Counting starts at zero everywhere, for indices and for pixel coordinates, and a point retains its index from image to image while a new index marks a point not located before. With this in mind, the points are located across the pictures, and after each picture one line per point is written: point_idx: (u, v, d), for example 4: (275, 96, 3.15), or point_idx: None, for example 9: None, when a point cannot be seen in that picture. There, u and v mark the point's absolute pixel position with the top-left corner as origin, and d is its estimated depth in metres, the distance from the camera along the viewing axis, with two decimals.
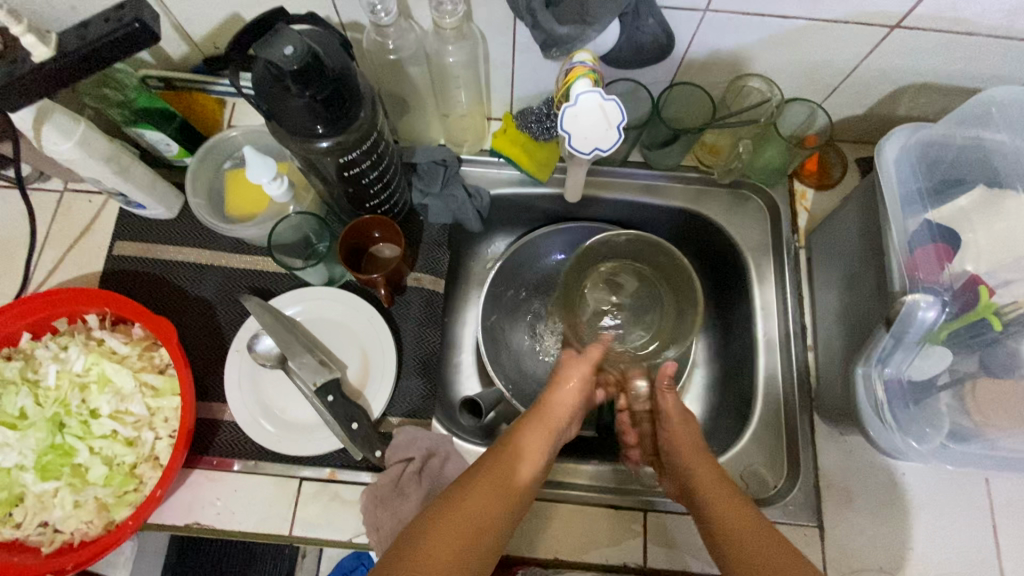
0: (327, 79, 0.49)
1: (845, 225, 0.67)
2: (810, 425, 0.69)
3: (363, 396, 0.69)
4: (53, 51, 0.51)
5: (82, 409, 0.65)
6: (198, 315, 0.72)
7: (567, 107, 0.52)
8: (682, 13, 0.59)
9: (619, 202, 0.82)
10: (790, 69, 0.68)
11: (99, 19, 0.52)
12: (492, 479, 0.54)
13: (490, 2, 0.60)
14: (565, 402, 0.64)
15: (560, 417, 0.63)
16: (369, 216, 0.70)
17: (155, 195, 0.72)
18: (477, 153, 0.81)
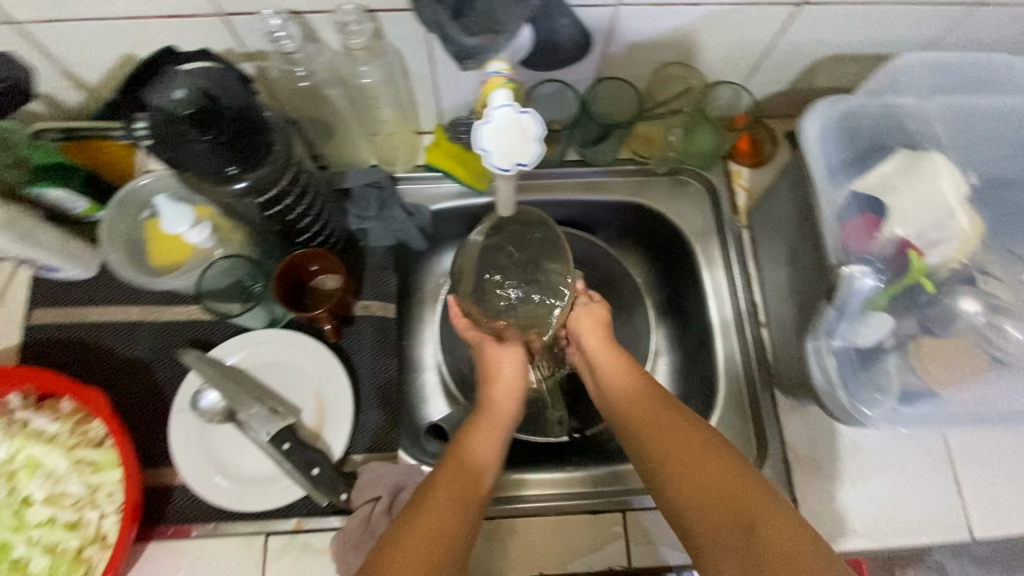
0: (229, 119, 0.47)
1: (781, 200, 0.68)
2: (772, 402, 0.70)
3: (322, 438, 0.66)
4: None
5: (12, 499, 0.62)
6: (133, 377, 0.68)
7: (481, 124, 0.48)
8: (596, 9, 0.59)
9: (563, 202, 0.81)
10: (710, 54, 0.68)
11: None
12: (444, 485, 0.52)
13: (399, 18, 0.57)
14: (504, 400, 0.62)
15: (506, 411, 0.61)
16: (305, 250, 0.67)
17: (68, 256, 0.67)
18: (412, 170, 0.78)
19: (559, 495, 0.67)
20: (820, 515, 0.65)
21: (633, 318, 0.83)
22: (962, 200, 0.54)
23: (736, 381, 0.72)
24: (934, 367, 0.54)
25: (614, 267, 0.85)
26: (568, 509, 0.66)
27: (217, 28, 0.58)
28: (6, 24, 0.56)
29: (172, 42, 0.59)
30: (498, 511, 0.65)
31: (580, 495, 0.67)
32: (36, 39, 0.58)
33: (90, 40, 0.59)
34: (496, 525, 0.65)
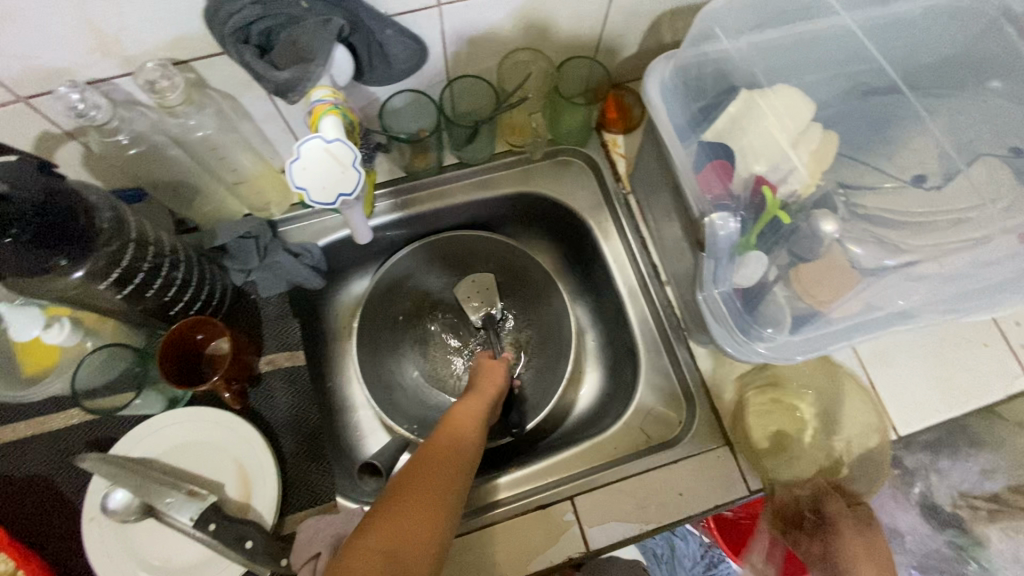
0: (28, 214, 0.42)
1: (649, 161, 0.70)
2: (691, 355, 0.71)
3: (251, 508, 0.63)
4: None
5: None
6: (33, 497, 0.63)
7: (291, 163, 0.48)
8: (417, 14, 0.57)
9: (454, 207, 0.81)
10: (553, 34, 0.68)
11: None
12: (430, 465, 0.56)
13: (216, 63, 0.55)
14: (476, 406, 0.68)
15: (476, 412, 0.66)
16: (183, 321, 0.64)
17: None
18: (290, 211, 0.75)
19: (518, 497, 0.68)
20: (756, 453, 0.67)
21: (551, 302, 0.83)
22: (803, 128, 0.55)
23: (653, 342, 0.73)
24: (817, 290, 0.53)
25: (521, 259, 0.85)
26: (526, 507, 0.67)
27: (20, 115, 0.54)
28: None
29: None
30: (472, 525, 0.65)
31: (535, 489, 0.68)
32: None
33: None
34: (460, 544, 0.64)
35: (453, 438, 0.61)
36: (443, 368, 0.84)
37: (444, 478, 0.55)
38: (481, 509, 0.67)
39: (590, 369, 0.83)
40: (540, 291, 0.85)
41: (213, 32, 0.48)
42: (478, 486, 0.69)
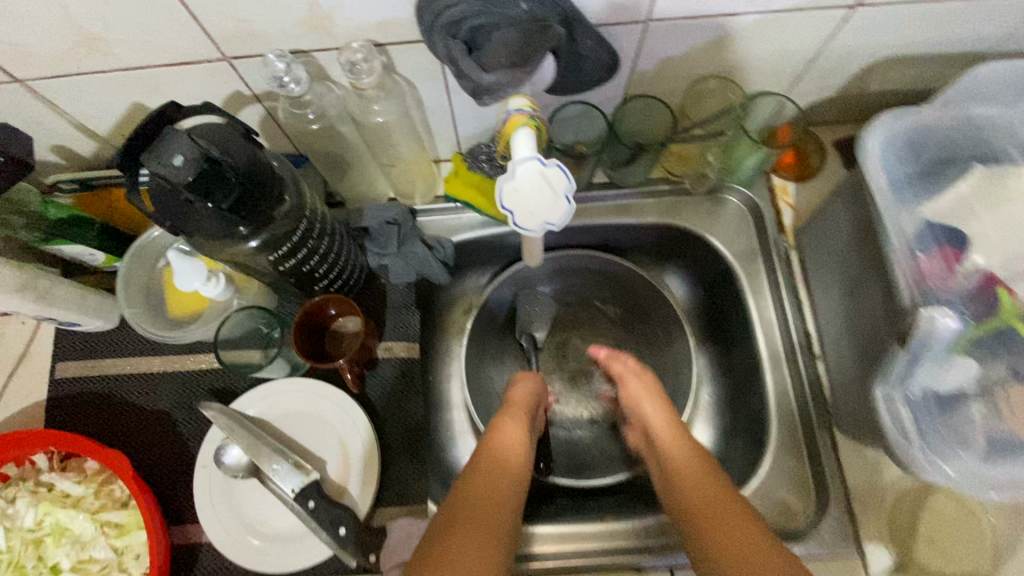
0: (231, 181, 0.42)
1: (836, 222, 0.62)
2: (831, 442, 0.64)
3: (347, 494, 0.63)
4: None
5: (40, 567, 0.58)
6: (157, 431, 0.66)
7: (505, 181, 0.45)
8: (623, 27, 0.54)
9: (594, 227, 0.76)
10: (750, 67, 0.62)
11: None
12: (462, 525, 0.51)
13: (413, 52, 0.54)
14: (510, 439, 0.62)
15: (511, 451, 0.61)
16: (321, 295, 0.64)
17: (88, 310, 0.65)
18: (431, 202, 0.75)
19: (576, 552, 0.64)
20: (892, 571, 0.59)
21: (674, 345, 0.78)
22: None
23: (790, 416, 0.67)
24: None
25: (649, 293, 0.79)
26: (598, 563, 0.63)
27: (225, 74, 0.55)
28: (13, 82, 0.54)
29: (179, 90, 0.57)
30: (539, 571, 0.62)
31: (596, 546, 0.64)
32: (42, 95, 0.56)
33: (98, 92, 0.57)
34: None
35: (490, 484, 0.56)
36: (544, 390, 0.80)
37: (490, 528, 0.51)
38: (526, 557, 0.63)
39: (702, 426, 0.76)
40: (664, 330, 0.79)
41: (424, 23, 0.47)
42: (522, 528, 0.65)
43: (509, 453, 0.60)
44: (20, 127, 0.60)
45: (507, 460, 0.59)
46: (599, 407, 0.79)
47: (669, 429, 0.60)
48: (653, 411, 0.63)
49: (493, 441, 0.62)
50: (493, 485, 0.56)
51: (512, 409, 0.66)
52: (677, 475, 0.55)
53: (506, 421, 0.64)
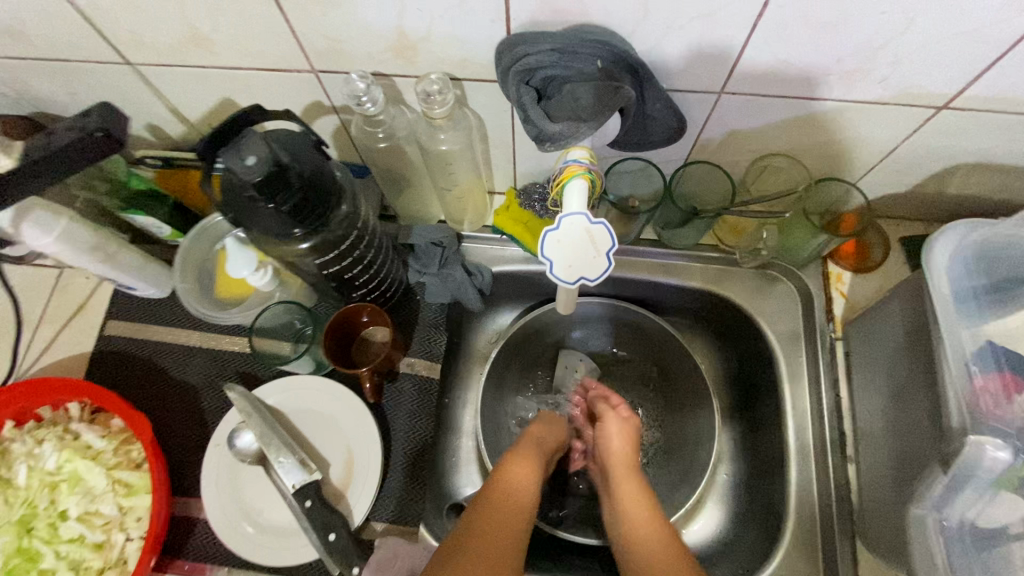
0: (295, 187, 0.45)
1: (888, 323, 0.59)
2: (852, 554, 0.60)
3: (344, 500, 0.63)
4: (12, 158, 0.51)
5: (50, 511, 0.60)
6: (181, 401, 0.69)
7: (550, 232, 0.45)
8: (695, 95, 0.55)
9: (634, 281, 0.75)
10: (820, 151, 0.62)
11: (65, 127, 0.52)
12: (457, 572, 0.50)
13: (485, 88, 0.56)
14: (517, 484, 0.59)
15: (521, 498, 0.59)
16: (357, 304, 0.66)
17: (145, 276, 0.69)
18: (479, 230, 0.76)
19: None
20: None
21: (696, 415, 0.76)
22: None
23: (808, 514, 0.64)
24: None
25: (679, 357, 0.78)
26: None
27: (309, 85, 0.59)
28: (125, 64, 0.60)
29: (265, 93, 0.61)
30: None
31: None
32: (147, 78, 0.62)
33: (194, 83, 0.62)
34: None
35: (492, 530, 0.54)
36: None
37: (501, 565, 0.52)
38: None
39: (713, 506, 0.73)
40: (690, 396, 0.77)
41: (500, 68, 0.49)
42: None
43: (515, 498, 0.58)
44: (123, 103, 0.66)
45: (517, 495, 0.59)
46: None
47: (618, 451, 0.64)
48: (619, 452, 0.64)
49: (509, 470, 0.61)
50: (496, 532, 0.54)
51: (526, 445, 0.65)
52: (631, 525, 0.57)
53: (514, 464, 0.62)
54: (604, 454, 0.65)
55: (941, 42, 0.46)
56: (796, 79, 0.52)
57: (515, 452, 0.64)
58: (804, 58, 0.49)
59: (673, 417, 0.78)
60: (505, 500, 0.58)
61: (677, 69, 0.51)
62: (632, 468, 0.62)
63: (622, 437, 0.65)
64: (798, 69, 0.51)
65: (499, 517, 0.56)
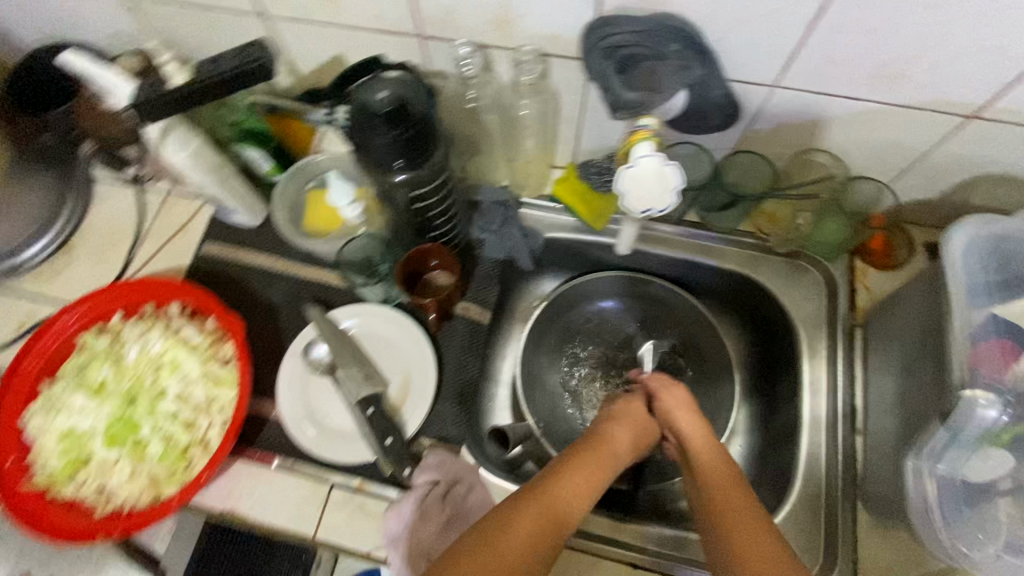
0: (411, 122, 0.54)
1: (908, 308, 0.65)
2: (852, 515, 0.66)
3: (400, 413, 0.72)
4: (177, 81, 0.60)
5: (154, 387, 0.70)
6: (263, 316, 0.78)
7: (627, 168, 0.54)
8: (752, 86, 0.62)
9: (673, 258, 0.83)
10: (857, 149, 0.69)
11: (231, 56, 0.58)
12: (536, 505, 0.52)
13: (567, 63, 0.64)
14: (610, 447, 0.62)
15: (610, 457, 0.61)
16: (429, 245, 0.75)
17: (246, 203, 0.79)
18: (537, 198, 0.84)
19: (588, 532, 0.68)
20: None
21: (717, 388, 0.83)
22: None
23: (815, 480, 0.70)
24: None
25: (707, 334, 0.85)
26: (621, 559, 0.66)
27: (414, 48, 0.68)
28: (260, 15, 0.70)
29: (373, 52, 0.71)
30: None
31: (631, 546, 0.67)
32: (275, 30, 0.72)
33: (314, 39, 0.72)
34: None
35: (577, 482, 0.56)
36: (587, 393, 0.86)
37: (572, 500, 0.54)
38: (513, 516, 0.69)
39: None
40: (715, 369, 0.84)
41: (588, 43, 0.58)
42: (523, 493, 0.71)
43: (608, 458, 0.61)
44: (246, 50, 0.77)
45: (606, 453, 0.61)
46: None
47: (693, 424, 0.65)
48: (692, 426, 0.65)
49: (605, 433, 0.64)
50: (584, 482, 0.57)
51: (623, 412, 0.67)
52: (714, 488, 0.58)
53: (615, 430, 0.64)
54: (676, 424, 0.66)
55: (975, 55, 0.53)
56: (843, 79, 0.59)
57: (613, 418, 0.66)
58: (851, 60, 0.57)
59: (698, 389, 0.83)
60: (597, 458, 0.60)
61: (738, 61, 0.59)
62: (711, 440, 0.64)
63: (686, 407, 0.67)
64: (844, 71, 0.58)
65: (587, 472, 0.58)
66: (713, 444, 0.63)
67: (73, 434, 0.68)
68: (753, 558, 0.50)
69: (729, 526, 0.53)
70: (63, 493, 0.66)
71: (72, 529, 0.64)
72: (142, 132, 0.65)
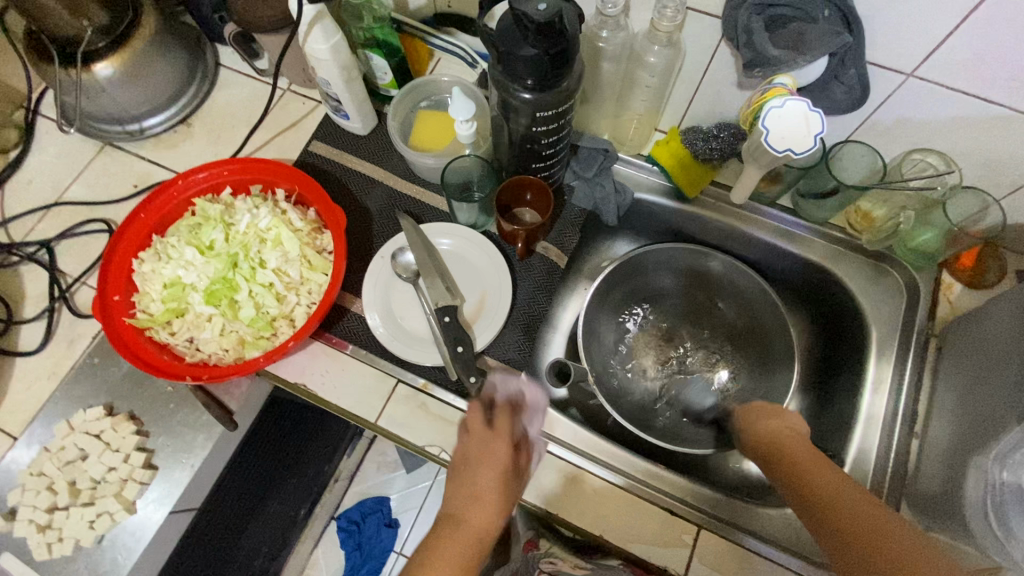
0: (560, 40, 0.56)
1: (992, 321, 0.65)
2: (894, 513, 0.67)
3: (471, 328, 0.76)
4: None
5: (254, 257, 0.75)
6: (358, 218, 0.82)
7: (773, 107, 0.59)
8: (886, 72, 0.63)
9: (756, 240, 0.84)
10: (975, 157, 0.69)
11: None
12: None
13: (705, 20, 0.66)
14: (491, 463, 0.58)
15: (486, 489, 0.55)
16: (526, 176, 0.77)
17: (360, 109, 0.83)
18: (634, 156, 0.87)
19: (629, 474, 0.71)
20: None
21: (774, 376, 0.84)
22: None
23: (862, 475, 0.71)
24: None
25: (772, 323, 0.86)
26: (661, 504, 0.68)
27: None
28: None
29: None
30: (573, 462, 0.70)
31: (671, 494, 0.69)
32: None
33: None
34: (560, 468, 0.70)
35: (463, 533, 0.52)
36: (641, 355, 0.90)
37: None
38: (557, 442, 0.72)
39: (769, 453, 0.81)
40: (776, 356, 0.85)
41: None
42: (568, 424, 0.74)
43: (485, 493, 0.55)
44: None
45: (479, 498, 0.55)
46: (684, 388, 0.87)
47: (769, 425, 0.64)
48: (768, 426, 0.64)
49: (456, 515, 0.54)
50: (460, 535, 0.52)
51: (484, 465, 0.57)
52: (812, 491, 0.54)
53: (495, 434, 0.60)
54: (755, 425, 0.66)
55: None
56: (984, 78, 0.59)
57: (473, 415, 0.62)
58: (999, 59, 0.56)
59: (757, 371, 0.86)
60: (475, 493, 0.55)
61: (882, 42, 0.59)
62: (797, 438, 0.61)
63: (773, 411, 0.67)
64: (990, 69, 0.58)
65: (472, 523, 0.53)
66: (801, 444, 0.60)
67: (177, 285, 0.74)
68: (852, 522, 0.50)
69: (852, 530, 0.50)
70: (159, 336, 0.72)
71: (166, 365, 0.69)
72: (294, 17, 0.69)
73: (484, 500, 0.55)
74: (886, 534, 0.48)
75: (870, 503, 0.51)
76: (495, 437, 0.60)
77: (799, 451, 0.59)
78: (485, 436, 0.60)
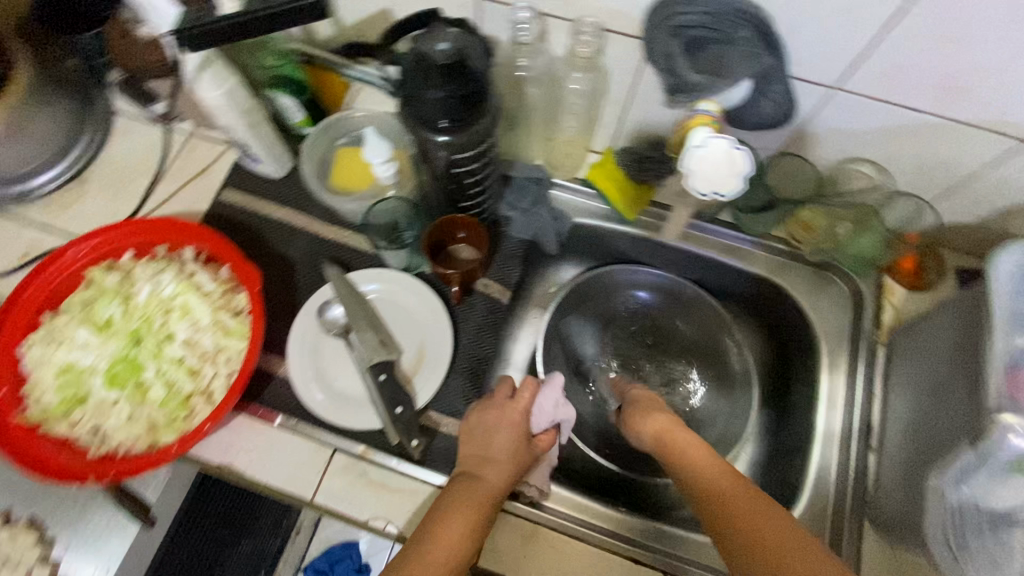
0: (468, 79, 0.53)
1: (935, 330, 0.64)
2: (857, 532, 0.66)
3: (411, 383, 0.70)
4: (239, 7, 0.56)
5: (161, 330, 0.69)
6: (280, 271, 0.76)
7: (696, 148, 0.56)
8: (811, 87, 0.61)
9: (701, 258, 0.82)
10: (906, 164, 0.68)
11: None
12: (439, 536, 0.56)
13: (624, 43, 0.63)
14: (507, 432, 0.66)
15: (499, 450, 0.64)
16: (456, 215, 0.72)
17: (272, 154, 0.76)
18: (569, 180, 0.82)
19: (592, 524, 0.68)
20: None
21: (732, 395, 0.82)
22: None
23: (824, 493, 0.69)
24: None
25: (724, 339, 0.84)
26: (625, 553, 0.65)
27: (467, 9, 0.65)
28: None
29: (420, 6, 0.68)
30: (531, 518, 0.66)
31: (636, 542, 0.66)
32: None
33: None
34: (516, 525, 0.65)
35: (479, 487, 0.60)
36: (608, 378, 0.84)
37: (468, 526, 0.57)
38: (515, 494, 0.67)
39: None
40: (733, 373, 0.83)
41: (651, 22, 0.57)
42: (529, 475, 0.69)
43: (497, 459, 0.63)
44: None
45: (491, 462, 0.63)
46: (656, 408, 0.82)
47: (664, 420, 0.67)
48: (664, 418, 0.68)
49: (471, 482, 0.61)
50: (474, 490, 0.60)
51: (493, 439, 0.64)
52: (711, 494, 0.58)
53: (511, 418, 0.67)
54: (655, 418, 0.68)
55: None
56: (907, 87, 0.58)
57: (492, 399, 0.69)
58: (919, 69, 0.55)
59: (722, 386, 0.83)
60: (488, 455, 0.63)
61: (804, 58, 0.57)
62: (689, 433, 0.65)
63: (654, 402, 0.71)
64: (910, 79, 0.57)
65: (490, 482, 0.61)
66: (704, 448, 0.63)
67: (73, 369, 0.66)
68: (751, 530, 0.53)
69: (754, 538, 0.53)
70: (57, 430, 0.63)
71: (65, 466, 0.61)
72: (179, 63, 0.62)
73: (500, 460, 0.63)
74: (778, 540, 0.52)
75: (762, 504, 0.55)
76: (511, 410, 0.67)
77: (699, 456, 0.62)
78: (501, 407, 0.67)
